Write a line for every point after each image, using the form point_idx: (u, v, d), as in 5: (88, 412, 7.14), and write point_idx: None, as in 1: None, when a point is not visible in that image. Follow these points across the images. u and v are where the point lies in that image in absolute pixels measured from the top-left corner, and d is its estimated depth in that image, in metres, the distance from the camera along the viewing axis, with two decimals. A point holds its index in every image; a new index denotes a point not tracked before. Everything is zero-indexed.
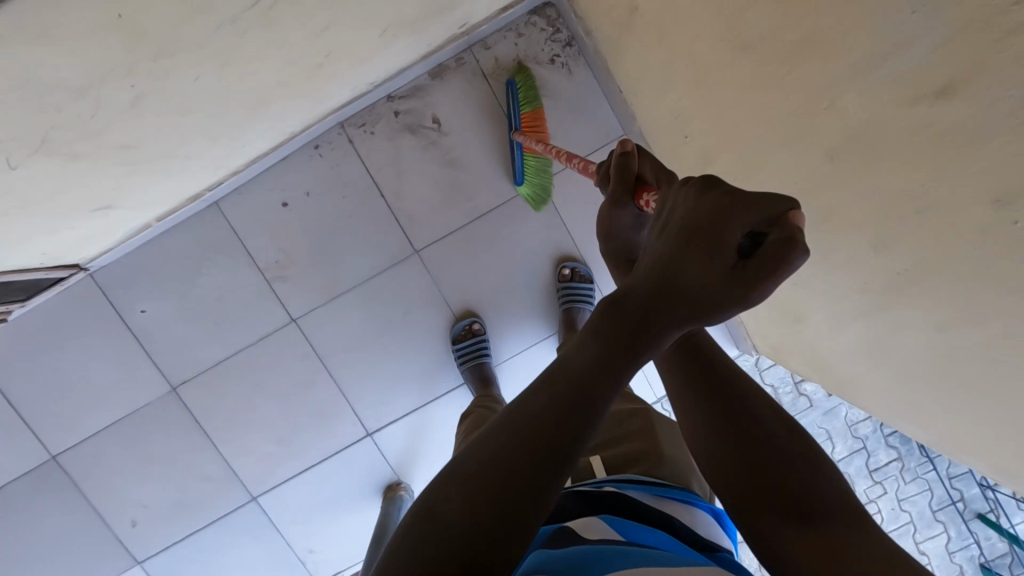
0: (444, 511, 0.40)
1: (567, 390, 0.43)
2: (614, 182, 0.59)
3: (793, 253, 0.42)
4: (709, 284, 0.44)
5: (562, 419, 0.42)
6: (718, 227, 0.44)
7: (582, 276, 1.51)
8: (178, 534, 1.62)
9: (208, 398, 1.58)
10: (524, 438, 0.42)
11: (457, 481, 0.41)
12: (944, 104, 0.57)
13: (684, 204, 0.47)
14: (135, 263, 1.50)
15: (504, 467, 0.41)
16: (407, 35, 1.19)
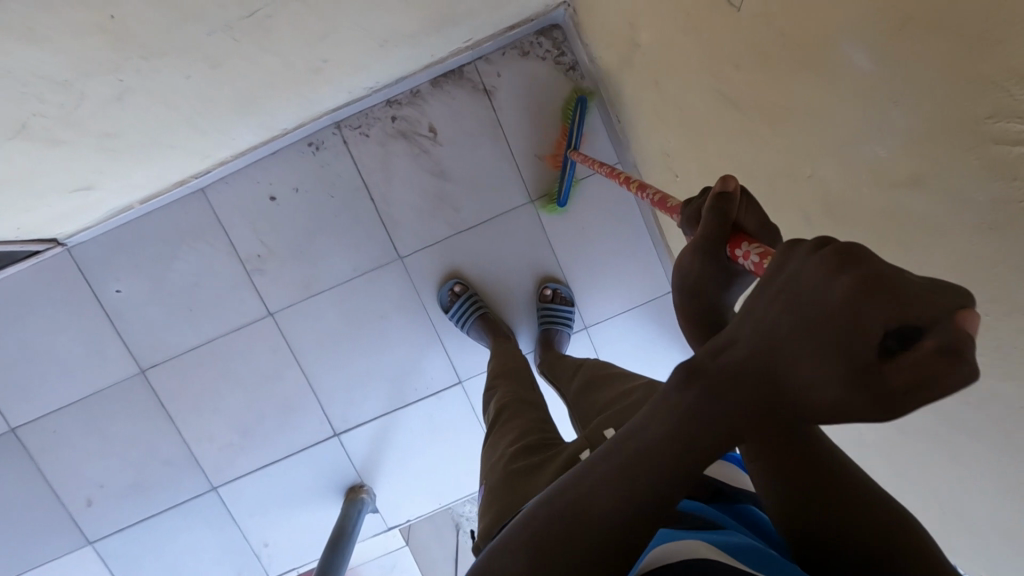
0: (507, 570, 0.44)
1: (635, 489, 0.43)
2: (704, 226, 0.53)
3: (953, 371, 0.29)
4: (820, 377, 0.35)
5: (618, 515, 0.43)
6: (851, 326, 0.33)
7: (563, 299, 1.52)
8: (133, 517, 1.61)
9: (176, 384, 1.56)
10: (576, 528, 0.43)
11: (516, 552, 0.44)
12: (916, 194, 0.58)
13: (806, 276, 0.36)
14: (114, 242, 1.48)
15: (546, 555, 0.43)
16: (406, 47, 1.18)
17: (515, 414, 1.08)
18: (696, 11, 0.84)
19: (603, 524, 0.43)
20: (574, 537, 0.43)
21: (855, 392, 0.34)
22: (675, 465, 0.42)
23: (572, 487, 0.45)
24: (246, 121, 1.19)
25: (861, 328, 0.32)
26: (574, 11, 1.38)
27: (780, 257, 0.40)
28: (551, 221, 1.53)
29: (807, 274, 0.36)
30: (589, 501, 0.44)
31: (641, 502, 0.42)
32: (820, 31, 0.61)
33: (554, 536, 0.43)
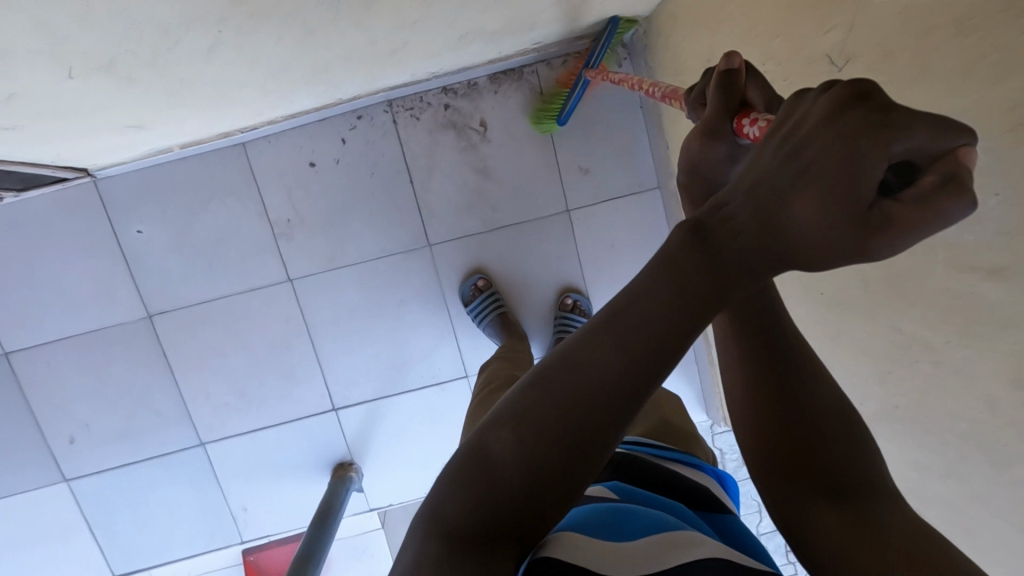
0: (493, 449, 0.44)
1: (637, 357, 0.42)
2: (713, 104, 0.52)
3: (958, 201, 0.33)
4: (831, 225, 0.37)
5: (619, 380, 0.42)
6: (854, 159, 0.35)
7: (582, 311, 1.53)
8: (114, 461, 1.58)
9: (182, 335, 1.54)
10: (576, 400, 0.43)
11: (510, 424, 0.44)
12: (991, 283, 0.61)
13: (819, 114, 0.38)
14: (144, 182, 1.45)
15: (539, 424, 0.43)
16: (480, 42, 1.18)
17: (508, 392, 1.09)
18: (788, 65, 0.86)
19: (602, 399, 0.42)
20: (567, 398, 0.43)
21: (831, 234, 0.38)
22: (651, 317, 0.42)
23: (571, 354, 0.44)
24: (310, 87, 1.18)
25: (862, 157, 0.35)
26: (643, 34, 1.39)
27: (784, 115, 0.41)
28: (583, 235, 1.55)
29: (821, 119, 0.37)
30: (587, 365, 0.43)
31: (645, 363, 0.42)
32: (928, 112, 0.63)
33: (550, 404, 0.43)
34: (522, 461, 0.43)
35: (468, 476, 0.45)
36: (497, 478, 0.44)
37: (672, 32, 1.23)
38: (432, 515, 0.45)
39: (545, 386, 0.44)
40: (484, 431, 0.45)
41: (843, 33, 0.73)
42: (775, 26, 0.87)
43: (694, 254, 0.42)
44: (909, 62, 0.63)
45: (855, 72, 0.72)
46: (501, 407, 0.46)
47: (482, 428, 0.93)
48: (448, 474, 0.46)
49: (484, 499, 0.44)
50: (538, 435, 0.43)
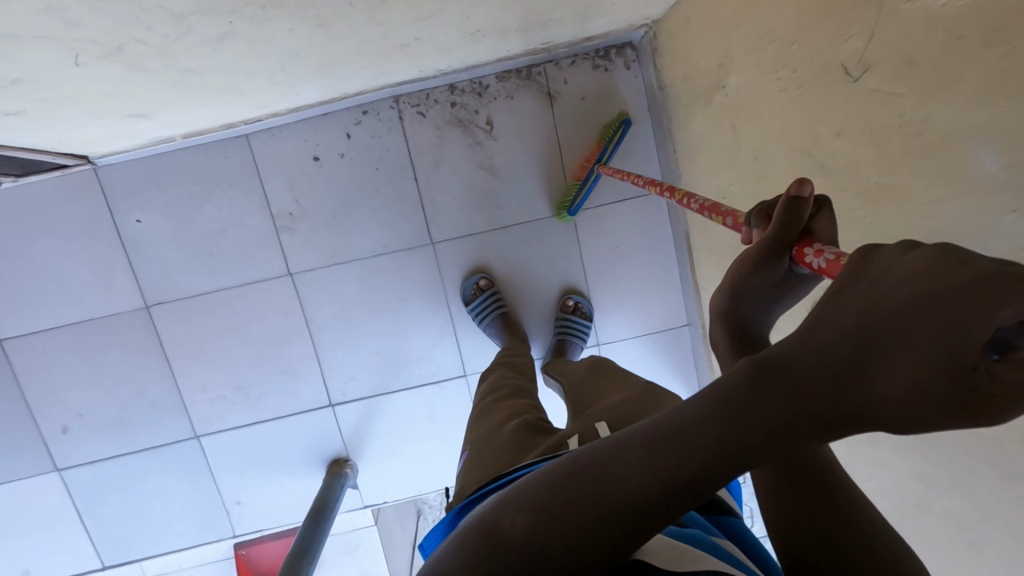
0: (511, 527, 0.46)
1: (671, 476, 0.43)
2: (772, 229, 0.56)
3: None
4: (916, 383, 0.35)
5: (648, 490, 0.43)
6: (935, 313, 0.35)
7: (583, 313, 1.53)
8: (108, 451, 1.56)
9: (180, 326, 1.52)
10: (601, 507, 0.44)
11: (531, 510, 0.46)
12: None
13: (899, 269, 0.39)
14: (145, 170, 1.44)
15: (558, 517, 0.45)
16: (491, 40, 1.17)
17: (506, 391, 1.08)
18: (804, 73, 0.85)
19: (624, 508, 0.44)
20: (594, 503, 0.44)
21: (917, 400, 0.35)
22: (691, 435, 0.44)
23: (608, 457, 0.46)
24: (317, 80, 1.16)
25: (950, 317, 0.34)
26: (654, 37, 1.38)
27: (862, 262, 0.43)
28: (588, 236, 1.54)
29: (904, 270, 0.39)
30: (619, 467, 0.45)
31: (680, 483, 0.43)
32: (950, 124, 0.62)
33: (580, 503, 0.45)
34: (530, 545, 0.44)
35: (479, 550, 0.45)
36: (502, 558, 0.45)
37: (684, 35, 1.23)
38: (430, 572, 0.47)
39: (578, 481, 0.46)
40: (509, 510, 0.47)
41: (863, 41, 0.72)
42: (792, 33, 0.86)
43: (754, 380, 0.43)
44: (931, 74, 0.63)
45: (874, 81, 0.72)
46: (525, 492, 0.48)
47: (486, 433, 0.93)
48: (460, 536, 0.48)
49: (480, 573, 0.45)
50: (552, 528, 0.44)
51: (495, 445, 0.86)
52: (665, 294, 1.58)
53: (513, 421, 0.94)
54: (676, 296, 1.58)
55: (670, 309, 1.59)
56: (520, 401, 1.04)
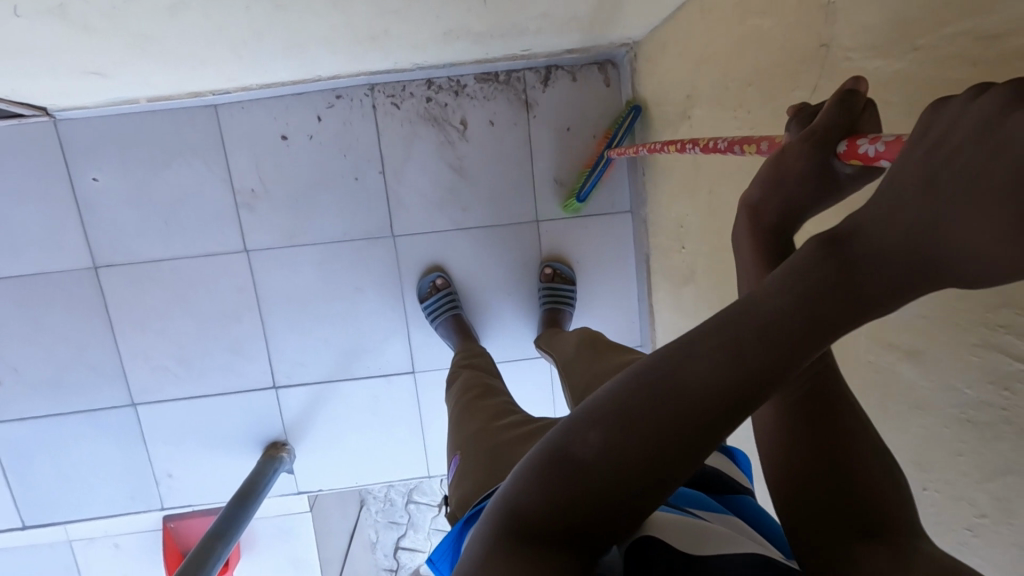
0: (579, 448, 0.45)
1: (742, 373, 0.42)
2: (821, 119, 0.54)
3: None
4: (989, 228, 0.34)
5: (727, 388, 0.42)
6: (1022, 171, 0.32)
7: (564, 278, 1.51)
8: (39, 409, 1.53)
9: (127, 291, 1.49)
10: (671, 405, 0.43)
11: (604, 425, 0.45)
12: (907, 363, 0.62)
13: (970, 123, 0.36)
14: (106, 129, 1.40)
15: (627, 422, 0.44)
16: (467, 41, 1.17)
17: (488, 394, 1.09)
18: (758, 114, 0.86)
19: (693, 402, 0.43)
20: (656, 407, 0.43)
21: (992, 246, 0.34)
22: (764, 333, 0.42)
23: (674, 361, 0.44)
24: (285, 60, 1.15)
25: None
26: (634, 57, 1.38)
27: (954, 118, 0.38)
28: (550, 248, 1.54)
29: (993, 121, 0.34)
30: (689, 372, 0.43)
31: (756, 378, 0.42)
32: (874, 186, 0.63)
33: (648, 414, 0.43)
34: (611, 464, 0.44)
35: (555, 473, 0.46)
36: (582, 478, 0.45)
37: (659, 61, 1.23)
38: (509, 510, 0.47)
39: (641, 393, 0.44)
40: (566, 429, 0.46)
41: (808, 93, 0.73)
42: (750, 73, 0.87)
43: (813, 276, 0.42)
44: None
45: None
46: (593, 407, 0.46)
47: (475, 432, 0.92)
48: (527, 468, 0.48)
49: (570, 499, 0.45)
50: (626, 438, 0.43)
51: (484, 445, 0.86)
52: (621, 313, 1.59)
53: (501, 420, 0.94)
54: (632, 316, 1.59)
55: (624, 328, 1.60)
56: (500, 401, 1.04)
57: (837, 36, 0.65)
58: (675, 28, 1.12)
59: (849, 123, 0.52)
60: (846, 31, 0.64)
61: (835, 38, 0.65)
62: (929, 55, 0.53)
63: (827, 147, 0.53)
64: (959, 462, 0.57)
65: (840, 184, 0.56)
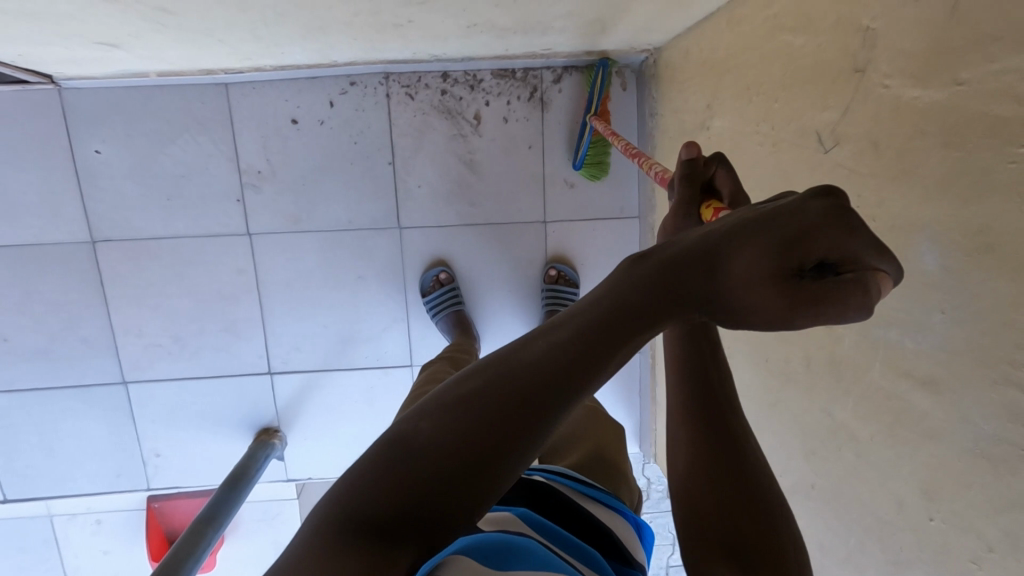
0: (407, 437, 0.43)
1: (570, 367, 0.42)
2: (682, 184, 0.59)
3: (863, 298, 0.37)
4: (755, 271, 0.40)
5: (556, 386, 0.41)
6: (808, 232, 0.39)
7: (568, 282, 1.51)
8: (28, 380, 1.51)
9: (124, 266, 1.47)
10: (502, 392, 0.42)
11: (436, 413, 0.43)
12: (925, 394, 0.62)
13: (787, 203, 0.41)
14: (112, 100, 1.37)
15: (457, 412, 0.42)
16: (489, 36, 1.16)
17: None
18: (781, 132, 0.86)
19: (524, 399, 0.41)
20: (486, 401, 0.42)
21: (753, 290, 0.40)
22: (594, 334, 0.42)
23: (511, 349, 0.44)
24: (302, 43, 1.13)
25: (806, 228, 0.39)
26: (654, 63, 1.37)
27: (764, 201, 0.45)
28: (556, 249, 1.54)
29: (802, 202, 0.40)
30: (524, 358, 0.43)
31: (583, 380, 0.42)
32: (900, 219, 0.63)
33: (477, 394, 0.42)
34: (437, 449, 0.41)
35: (385, 457, 0.42)
36: (403, 456, 0.42)
37: (680, 70, 1.23)
38: (328, 500, 0.43)
39: (475, 376, 0.44)
40: (401, 419, 0.44)
41: (838, 115, 0.73)
42: (777, 90, 0.87)
43: (647, 281, 0.43)
44: (895, 160, 0.63)
45: (843, 156, 0.72)
46: (430, 397, 0.45)
47: None
48: (358, 460, 0.44)
49: (387, 486, 0.41)
50: (457, 426, 0.42)
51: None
52: None
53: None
54: None
55: None
56: None
57: (875, 62, 0.65)
58: (700, 38, 1.11)
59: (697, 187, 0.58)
60: (884, 57, 0.64)
61: (872, 63, 0.65)
62: (972, 88, 0.53)
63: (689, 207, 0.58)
64: (970, 494, 0.57)
65: None
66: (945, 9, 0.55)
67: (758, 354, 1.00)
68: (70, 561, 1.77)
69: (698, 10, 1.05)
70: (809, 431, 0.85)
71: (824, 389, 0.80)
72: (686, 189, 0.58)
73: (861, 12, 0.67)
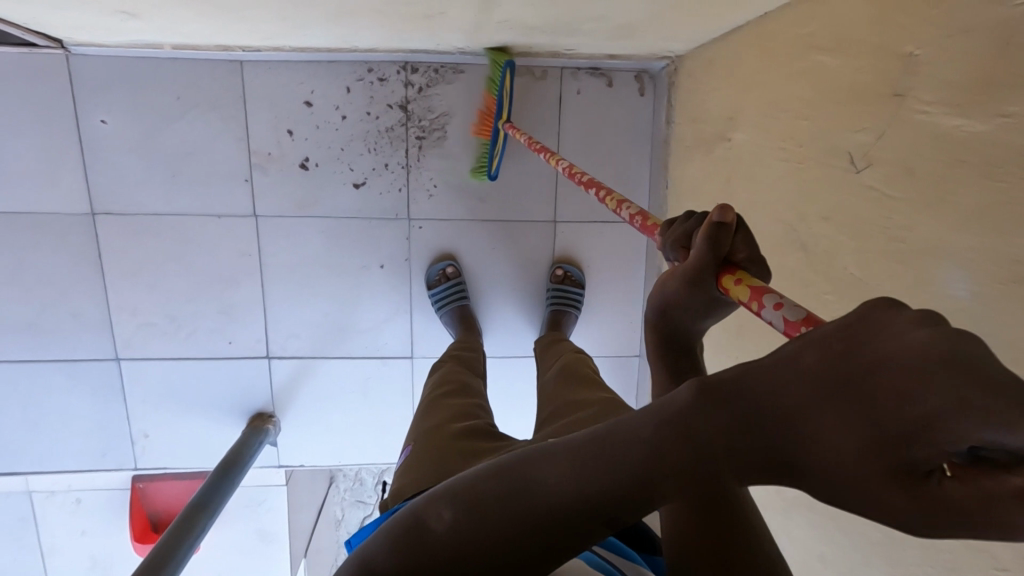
0: (433, 525, 0.50)
1: (598, 493, 0.46)
2: (697, 259, 0.55)
3: (1009, 501, 0.31)
4: (844, 447, 0.36)
5: (569, 512, 0.46)
6: (915, 415, 0.32)
7: (574, 282, 1.51)
8: (16, 352, 1.47)
9: (123, 242, 1.43)
10: (530, 508, 0.47)
11: (457, 505, 0.49)
12: None
13: (888, 355, 0.34)
14: (122, 70, 1.34)
15: (488, 523, 0.48)
16: (516, 33, 1.17)
17: (459, 392, 0.98)
18: (809, 149, 0.87)
19: (553, 512, 0.46)
20: (519, 515, 0.47)
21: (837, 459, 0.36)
22: (621, 465, 0.46)
23: (533, 460, 0.49)
24: (327, 27, 1.12)
25: (920, 416, 0.32)
26: (674, 70, 1.38)
27: (859, 320, 0.37)
28: (563, 249, 1.54)
29: (904, 356, 0.33)
30: (549, 486, 0.47)
31: (599, 515, 0.46)
32: (930, 243, 0.65)
33: (505, 516, 0.47)
34: (453, 546, 0.48)
35: (409, 545, 0.50)
36: (427, 549, 0.49)
37: (702, 80, 1.24)
38: (356, 560, 0.52)
39: (501, 481, 0.49)
40: (426, 501, 0.52)
41: (871, 137, 0.74)
42: (807, 108, 0.88)
43: (696, 411, 0.43)
44: (930, 186, 0.65)
45: (873, 177, 0.74)
46: (459, 488, 0.51)
47: (429, 429, 0.84)
48: (390, 525, 0.53)
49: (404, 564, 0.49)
50: (476, 538, 0.47)
51: (442, 451, 0.76)
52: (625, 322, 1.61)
53: (464, 425, 0.84)
54: (634, 326, 1.61)
55: (625, 337, 1.62)
56: (471, 402, 0.94)
57: (915, 88, 0.66)
58: (726, 50, 1.12)
59: (717, 258, 0.54)
60: (924, 84, 0.65)
61: (912, 89, 0.67)
62: (1014, 122, 0.54)
63: (709, 286, 0.56)
64: None
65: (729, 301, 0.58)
66: (991, 42, 0.56)
67: None
68: (47, 539, 1.73)
69: (728, 22, 1.06)
70: None
71: None
72: (707, 264, 0.55)
73: (902, 38, 0.68)
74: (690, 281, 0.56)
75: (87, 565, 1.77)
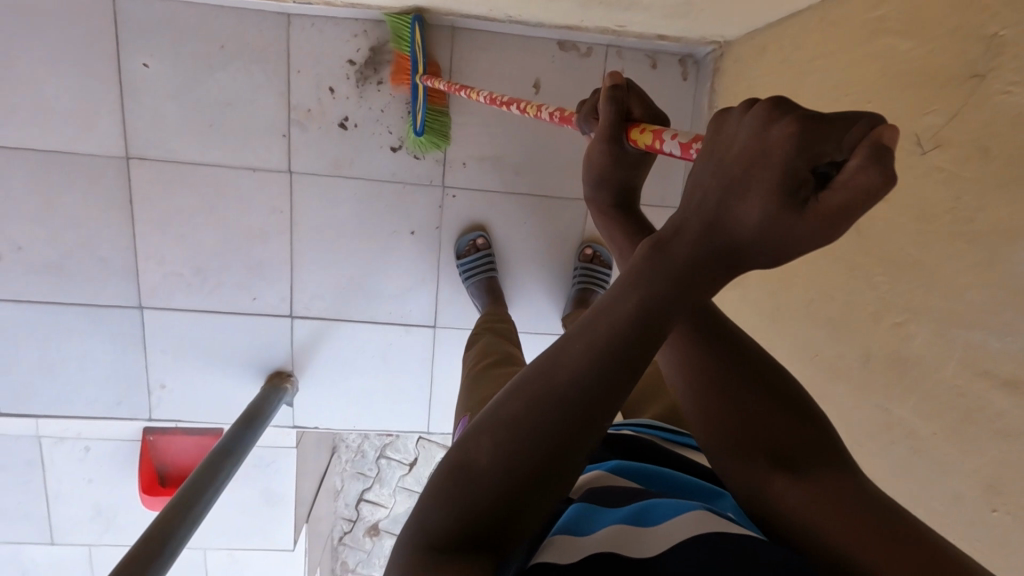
0: (472, 462, 0.46)
1: (607, 358, 0.45)
2: (604, 121, 0.63)
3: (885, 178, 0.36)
4: (766, 216, 0.42)
5: (586, 382, 0.45)
6: (791, 154, 0.40)
7: (602, 261, 1.52)
8: (38, 292, 1.45)
9: (155, 189, 1.42)
10: (550, 395, 0.45)
11: (488, 433, 0.46)
12: (1005, 393, 0.65)
13: (747, 141, 0.43)
14: (168, 14, 1.33)
15: (517, 429, 0.45)
16: (572, 2, 1.18)
17: (505, 363, 0.99)
18: None
19: (574, 386, 0.45)
20: (541, 404, 0.45)
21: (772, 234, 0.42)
22: (620, 327, 0.45)
23: (541, 357, 0.47)
24: None
25: (801, 160, 0.40)
26: (720, 56, 1.39)
27: (722, 136, 0.46)
28: (595, 228, 1.54)
29: (762, 132, 0.42)
30: (558, 371, 0.46)
31: (621, 373, 0.45)
32: (1002, 223, 0.66)
33: (528, 419, 0.45)
34: (500, 464, 0.45)
35: (454, 480, 0.46)
36: (476, 476, 0.45)
37: (752, 66, 1.25)
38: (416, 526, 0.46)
39: (518, 391, 0.47)
40: (457, 445, 0.48)
41: (942, 119, 0.75)
42: (871, 91, 0.88)
43: (657, 272, 0.46)
44: (1005, 166, 0.66)
45: (943, 159, 0.74)
46: (486, 414, 0.48)
47: (483, 397, 0.85)
48: (432, 482, 0.48)
49: (460, 502, 0.45)
50: (510, 446, 0.45)
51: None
52: None
53: None
54: None
55: None
56: (517, 371, 0.95)
57: (998, 69, 0.67)
58: (782, 35, 1.13)
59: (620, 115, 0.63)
60: (1008, 65, 0.66)
61: (994, 70, 0.67)
62: None
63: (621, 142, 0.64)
64: None
65: (643, 160, 0.66)
66: None
67: (806, 351, 1.03)
68: (53, 485, 1.73)
69: (788, 6, 1.07)
70: (859, 426, 0.88)
71: (883, 384, 0.83)
72: (609, 123, 0.63)
73: (986, 20, 0.69)
74: (605, 139, 0.63)
75: (92, 513, 1.76)
